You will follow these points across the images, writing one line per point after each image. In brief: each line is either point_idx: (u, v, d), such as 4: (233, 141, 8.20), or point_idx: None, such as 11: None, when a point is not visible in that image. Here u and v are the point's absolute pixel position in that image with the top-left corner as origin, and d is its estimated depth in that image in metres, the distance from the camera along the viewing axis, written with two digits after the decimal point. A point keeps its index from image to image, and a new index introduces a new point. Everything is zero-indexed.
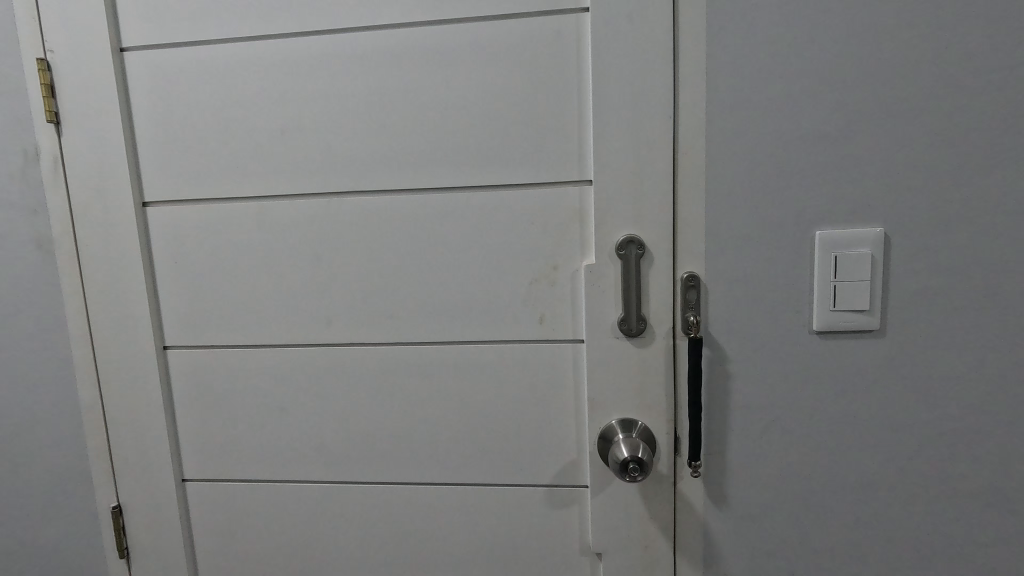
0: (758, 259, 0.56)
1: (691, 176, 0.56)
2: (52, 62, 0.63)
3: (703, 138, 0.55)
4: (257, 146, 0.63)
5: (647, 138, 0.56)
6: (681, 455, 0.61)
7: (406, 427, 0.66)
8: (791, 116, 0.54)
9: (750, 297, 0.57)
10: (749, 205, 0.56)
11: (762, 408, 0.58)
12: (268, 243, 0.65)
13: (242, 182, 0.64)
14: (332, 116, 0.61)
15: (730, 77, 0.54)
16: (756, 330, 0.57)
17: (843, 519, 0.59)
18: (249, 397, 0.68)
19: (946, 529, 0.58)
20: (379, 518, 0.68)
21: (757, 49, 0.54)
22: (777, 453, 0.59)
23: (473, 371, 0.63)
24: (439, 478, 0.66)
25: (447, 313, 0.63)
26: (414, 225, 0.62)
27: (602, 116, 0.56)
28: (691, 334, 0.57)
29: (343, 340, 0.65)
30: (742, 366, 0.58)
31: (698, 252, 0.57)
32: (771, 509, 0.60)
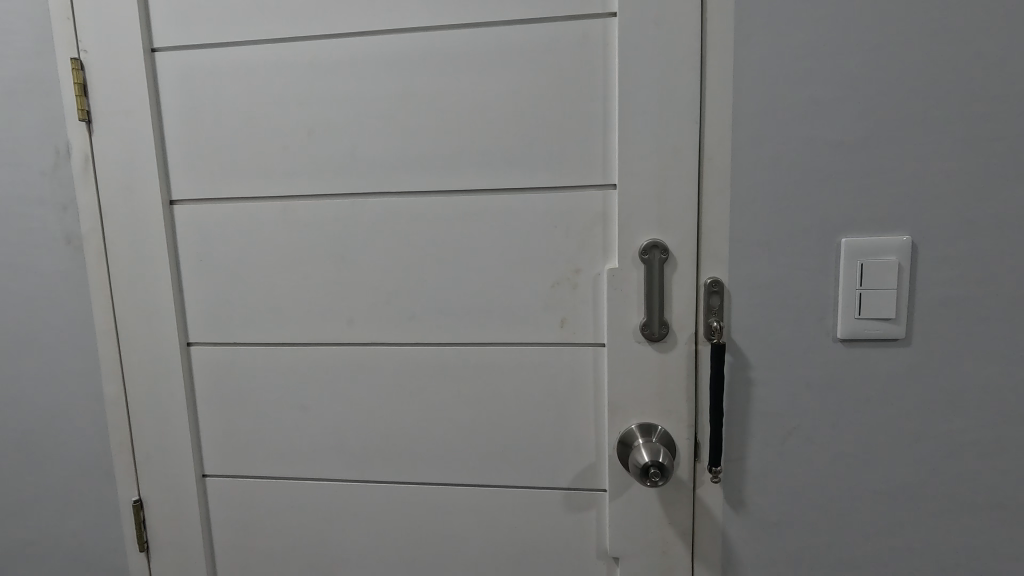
0: (783, 265, 0.56)
1: (717, 182, 0.56)
2: (86, 62, 0.64)
3: (730, 144, 0.55)
4: (284, 147, 0.64)
5: (673, 143, 0.56)
6: (701, 461, 0.60)
7: (426, 428, 0.66)
8: (819, 123, 0.54)
9: (773, 304, 0.57)
10: (774, 211, 0.56)
11: (784, 415, 0.58)
12: (292, 243, 0.65)
13: (268, 182, 0.65)
14: (359, 117, 0.62)
15: (758, 83, 0.54)
16: (779, 337, 0.57)
17: (866, 529, 0.58)
18: (271, 394, 0.69)
19: (971, 543, 0.57)
20: (397, 517, 0.68)
21: (785, 55, 0.54)
22: (799, 461, 0.59)
23: (494, 373, 0.64)
24: (457, 479, 0.66)
25: (469, 315, 0.63)
26: (437, 226, 0.62)
27: (628, 121, 0.57)
28: (713, 340, 0.57)
29: (365, 340, 0.66)
30: (764, 373, 0.58)
31: (722, 258, 0.57)
32: (792, 516, 0.59)
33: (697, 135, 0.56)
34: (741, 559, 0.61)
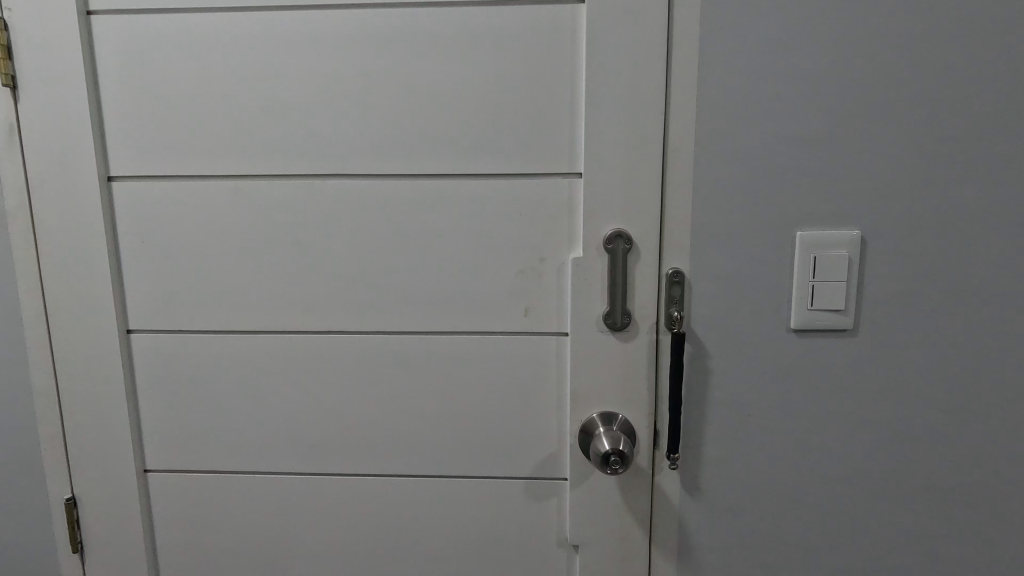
0: (742, 257, 0.58)
1: (681, 173, 0.57)
2: (10, 22, 0.59)
3: (693, 136, 0.56)
4: (235, 123, 0.60)
5: (639, 134, 0.56)
6: (660, 448, 0.61)
7: (386, 419, 0.64)
8: (778, 118, 0.55)
9: (732, 294, 0.58)
10: (734, 204, 0.57)
11: (739, 403, 0.60)
12: (244, 226, 0.62)
13: (218, 161, 0.61)
14: (316, 95, 0.59)
15: (721, 77, 0.55)
16: (737, 327, 0.59)
17: (813, 512, 0.61)
18: (219, 385, 0.65)
19: (908, 523, 0.61)
20: (354, 510, 0.66)
21: (747, 51, 0.54)
22: (752, 447, 0.60)
23: (456, 363, 0.63)
24: (418, 471, 0.65)
25: (432, 303, 0.62)
26: (399, 212, 0.61)
27: (593, 110, 0.56)
28: (674, 329, 0.58)
29: (322, 328, 0.63)
30: (721, 362, 0.59)
31: (684, 249, 0.58)
32: (745, 501, 0.61)
33: (662, 126, 0.56)
34: (697, 544, 0.62)
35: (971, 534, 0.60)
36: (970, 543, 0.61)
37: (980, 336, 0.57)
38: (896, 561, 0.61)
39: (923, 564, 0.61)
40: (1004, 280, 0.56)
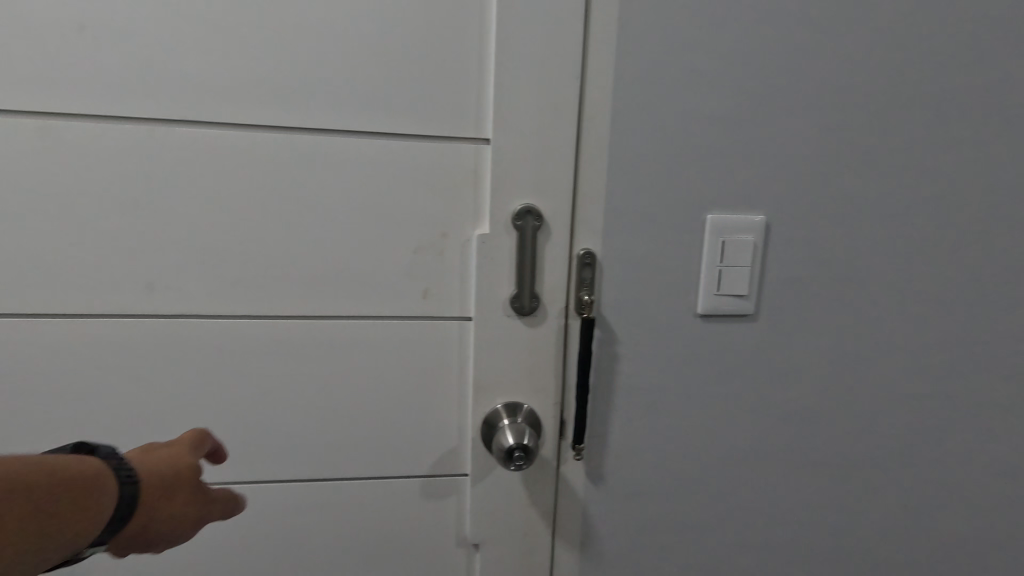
0: (654, 239, 0.55)
1: (595, 145, 0.52)
2: None
3: (609, 106, 0.52)
4: (36, 43, 0.46)
5: (552, 98, 0.51)
6: (566, 438, 0.58)
7: (256, 419, 0.55)
8: (694, 94, 0.52)
9: (642, 278, 0.56)
10: (648, 183, 0.54)
11: (645, 390, 0.58)
12: (57, 181, 0.48)
13: (10, 91, 0.46)
14: (157, 17, 0.46)
15: (640, 44, 0.51)
16: (645, 312, 0.56)
17: (711, 495, 0.62)
18: (27, 384, 0.51)
19: (793, 499, 0.63)
20: (218, 524, 0.57)
21: (667, 18, 0.51)
22: (656, 434, 0.59)
23: (342, 353, 0.54)
24: (297, 475, 0.57)
25: (312, 283, 0.53)
26: (270, 173, 0.50)
27: (503, 67, 0.50)
28: (583, 314, 0.54)
29: (170, 312, 0.52)
30: (629, 348, 0.57)
31: (596, 229, 0.54)
32: (647, 487, 0.60)
33: (577, 92, 0.51)
34: (599, 532, 0.61)
35: (846, 506, 0.65)
36: (841, 513, 0.65)
37: (862, 322, 0.60)
38: (781, 536, 0.64)
39: (802, 536, 0.65)
40: (888, 269, 0.59)
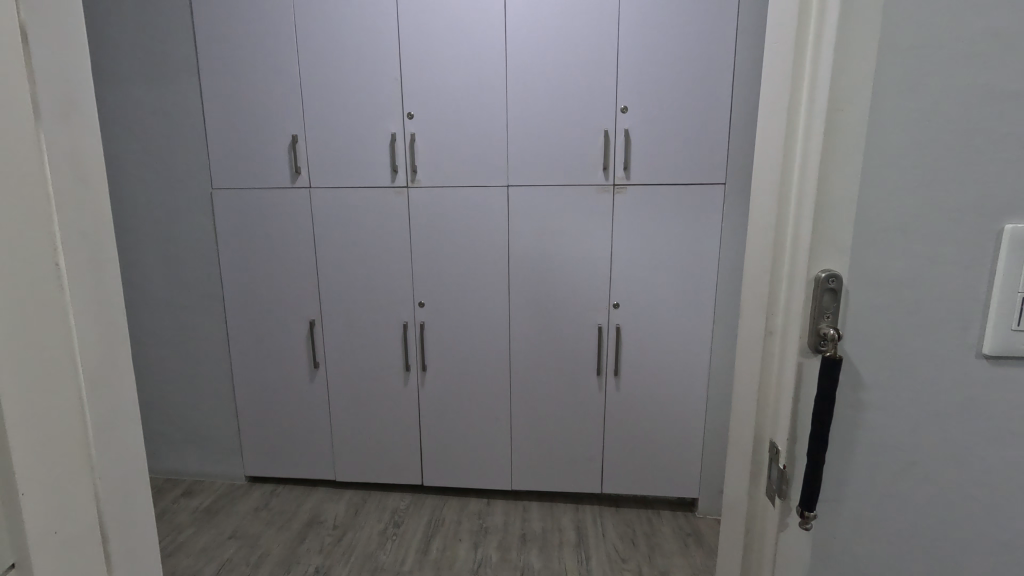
0: (888, 224, 0.61)
1: (877, 144, 0.59)
2: (35, 38, 0.61)
3: (891, 108, 0.59)
4: (59, 122, 0.64)
5: (823, 97, 0.59)
6: (800, 439, 0.67)
7: (86, 392, 0.68)
8: (923, 125, 0.59)
9: (880, 297, 0.63)
10: (879, 206, 0.61)
11: (876, 398, 0.65)
12: (88, 210, 0.69)
13: (80, 154, 0.68)
14: (15, 94, 0.57)
15: (902, 84, 0.58)
16: (875, 325, 0.63)
17: (949, 462, 0.66)
18: (111, 341, 0.73)
19: (1014, 471, 0.64)
20: (55, 508, 0.63)
21: (940, 67, 0.57)
22: (889, 437, 0.66)
23: (52, 363, 0.62)
24: (59, 479, 0.63)
25: (52, 300, 0.63)
26: (33, 211, 0.60)
27: (816, 73, 0.59)
28: (825, 351, 0.62)
29: (88, 300, 0.69)
30: (851, 356, 0.65)
31: (844, 254, 0.62)
32: (876, 480, 0.68)
33: (842, 92, 0.58)
34: (841, 486, 0.68)
35: None
36: None
37: None
38: (1016, 507, 0.66)
39: None
40: None
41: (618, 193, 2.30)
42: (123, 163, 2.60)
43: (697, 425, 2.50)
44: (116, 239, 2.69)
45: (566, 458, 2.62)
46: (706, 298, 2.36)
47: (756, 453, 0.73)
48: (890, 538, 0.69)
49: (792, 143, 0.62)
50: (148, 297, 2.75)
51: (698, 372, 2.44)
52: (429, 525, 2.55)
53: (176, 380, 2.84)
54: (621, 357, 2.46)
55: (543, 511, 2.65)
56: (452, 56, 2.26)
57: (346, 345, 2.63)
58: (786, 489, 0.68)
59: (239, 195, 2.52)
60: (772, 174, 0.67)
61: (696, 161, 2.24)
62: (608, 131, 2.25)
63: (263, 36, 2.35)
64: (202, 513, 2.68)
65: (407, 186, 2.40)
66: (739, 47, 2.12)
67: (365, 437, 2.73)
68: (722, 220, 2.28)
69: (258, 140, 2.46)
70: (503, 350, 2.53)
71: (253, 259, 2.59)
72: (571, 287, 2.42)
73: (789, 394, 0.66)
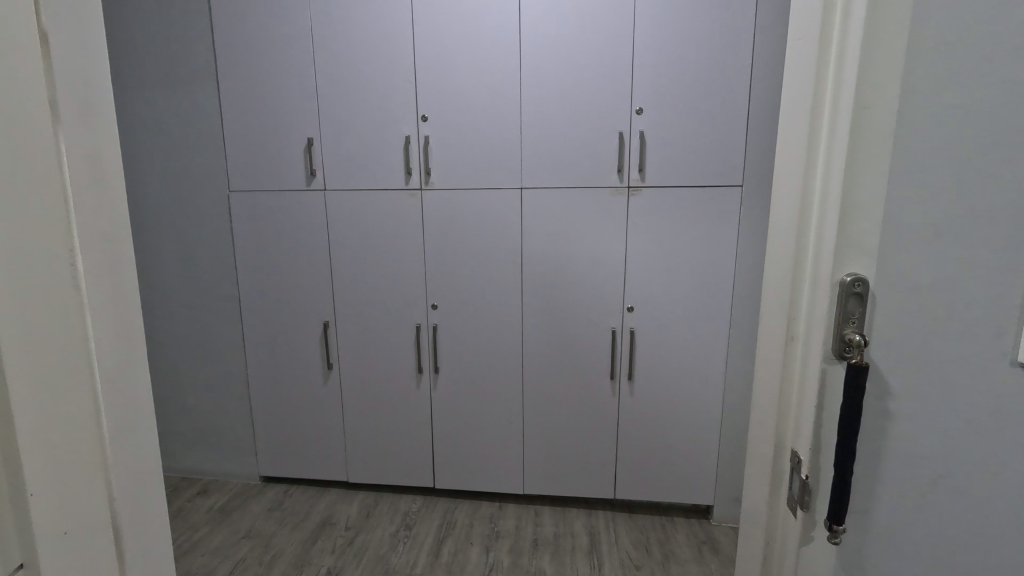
0: (917, 227, 0.59)
1: (906, 143, 0.57)
2: (59, 42, 0.62)
3: (921, 105, 0.56)
4: (81, 125, 0.65)
5: (849, 95, 0.57)
6: (824, 449, 0.65)
7: (103, 393, 0.68)
8: (954, 125, 0.57)
9: (908, 303, 0.61)
10: (908, 208, 0.59)
11: (904, 407, 0.63)
12: (107, 212, 0.70)
13: (100, 157, 0.69)
14: (39, 97, 0.58)
15: (933, 82, 0.56)
16: (903, 332, 0.61)
17: (981, 474, 0.63)
18: (128, 342, 0.74)
19: None
20: (67, 508, 0.63)
21: (972, 65, 0.55)
22: (917, 448, 0.64)
23: (68, 364, 0.63)
24: (71, 480, 0.63)
25: (71, 300, 0.63)
26: (55, 212, 0.61)
27: (841, 71, 0.57)
28: (851, 359, 0.60)
29: (106, 301, 0.69)
30: (877, 363, 0.63)
31: (870, 258, 0.59)
32: (904, 492, 0.65)
33: (869, 90, 0.56)
34: (866, 497, 0.66)
35: None
36: None
37: None
38: None
39: None
40: None
41: (632, 196, 2.27)
42: (144, 166, 2.64)
43: (713, 431, 2.46)
44: (136, 240, 2.74)
45: (578, 463, 2.59)
46: (722, 302, 2.32)
47: (777, 463, 0.70)
48: (918, 553, 0.67)
49: (815, 143, 0.61)
50: (166, 298, 2.79)
51: (714, 377, 2.40)
52: (440, 528, 2.54)
53: (193, 380, 2.88)
54: (635, 361, 2.43)
55: (555, 516, 2.62)
56: (466, 58, 2.26)
57: (360, 346, 2.64)
58: (809, 501, 0.66)
59: (255, 197, 2.55)
60: (793, 175, 0.65)
61: (712, 162, 2.20)
62: (623, 133, 2.23)
63: (280, 40, 2.38)
64: (216, 512, 2.70)
65: (421, 189, 2.41)
66: (757, 47, 2.09)
67: (377, 439, 2.74)
68: (739, 223, 2.24)
69: (274, 143, 2.48)
70: (515, 353, 2.52)
71: (269, 261, 2.62)
72: (584, 290, 2.40)
73: (812, 402, 0.64)
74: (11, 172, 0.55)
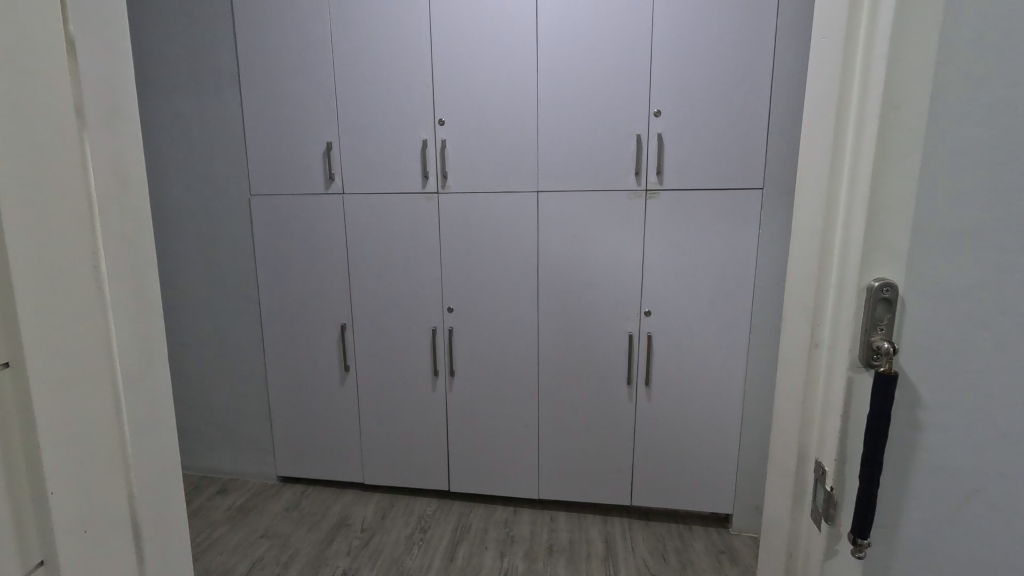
0: (949, 230, 0.57)
1: (938, 144, 0.55)
2: (84, 49, 0.63)
3: (954, 104, 0.54)
4: (106, 131, 0.67)
5: (877, 94, 0.55)
6: (850, 461, 0.62)
7: (125, 394, 0.70)
8: (986, 124, 0.55)
9: (939, 310, 0.58)
10: (940, 211, 0.56)
11: (935, 418, 0.61)
12: (131, 214, 0.71)
13: (125, 161, 0.70)
14: (65, 102, 0.59)
15: (965, 81, 0.54)
16: (935, 339, 0.59)
17: (1017, 489, 0.60)
18: (151, 344, 0.75)
19: None
20: (88, 508, 0.64)
21: (1004, 61, 0.53)
22: (949, 461, 0.61)
23: (92, 365, 0.64)
24: (93, 479, 0.64)
25: (95, 301, 0.64)
26: (79, 216, 0.62)
27: (869, 70, 0.55)
28: (879, 368, 0.58)
29: (130, 303, 0.70)
30: (906, 372, 0.60)
31: (899, 263, 0.57)
32: (935, 508, 0.63)
33: (898, 91, 0.54)
34: (896, 512, 0.63)
35: None
36: None
37: None
38: None
39: None
40: None
41: (650, 199, 2.25)
42: (169, 171, 2.70)
43: (732, 438, 2.41)
44: (160, 243, 2.80)
45: (594, 469, 2.56)
46: (743, 306, 2.28)
47: (801, 473, 0.68)
48: (950, 570, 0.64)
49: (841, 145, 0.59)
50: (189, 300, 2.84)
51: (733, 384, 2.36)
52: (455, 532, 2.54)
53: (213, 381, 2.93)
54: (652, 366, 2.41)
55: (571, 522, 2.60)
56: (483, 62, 2.26)
57: (376, 349, 2.66)
58: (835, 514, 0.64)
59: (276, 201, 2.59)
60: (818, 178, 0.63)
61: (732, 165, 2.17)
62: (640, 136, 2.21)
63: (300, 47, 2.41)
64: (235, 511, 2.74)
65: (438, 192, 2.42)
66: (779, 47, 2.05)
67: (393, 441, 2.75)
68: (759, 226, 2.20)
69: (294, 148, 2.52)
70: (531, 357, 2.51)
71: (288, 264, 2.66)
72: (601, 295, 2.38)
73: (838, 412, 0.62)
74: (36, 176, 0.56)
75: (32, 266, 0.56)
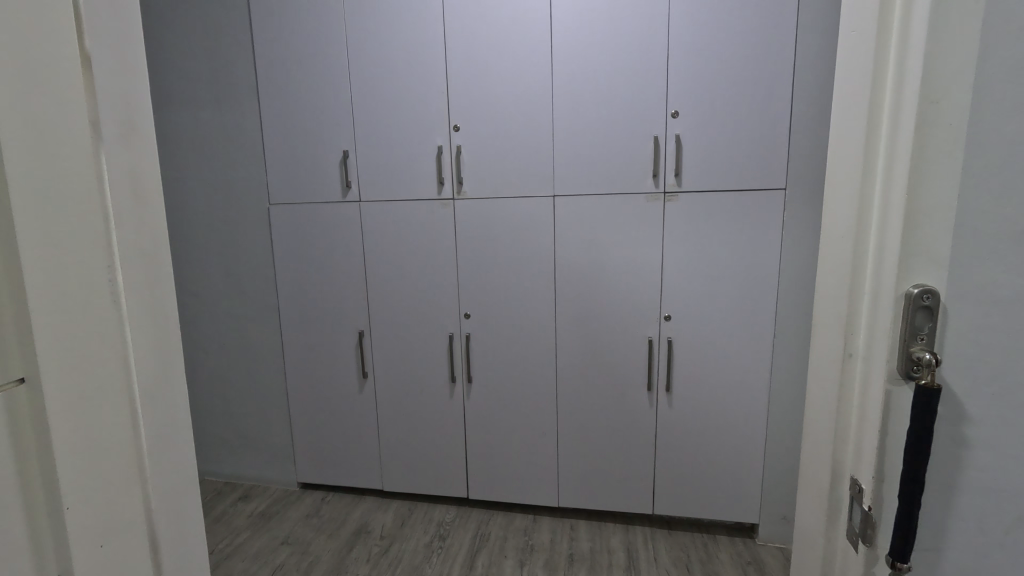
0: (993, 232, 0.53)
1: (982, 140, 0.51)
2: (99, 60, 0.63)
3: (998, 97, 0.51)
4: (121, 141, 0.67)
5: (913, 89, 0.51)
6: (889, 478, 0.58)
7: (141, 406, 0.69)
8: None
9: (984, 317, 0.54)
10: (984, 212, 0.53)
11: (977, 431, 0.57)
12: (148, 226, 0.72)
13: (141, 173, 0.70)
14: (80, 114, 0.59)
15: (1011, 71, 0.50)
16: (978, 348, 0.55)
17: None
18: (169, 357, 0.75)
19: None
20: (104, 524, 0.63)
21: None
22: (994, 478, 0.57)
23: (109, 378, 0.64)
24: (108, 494, 0.64)
25: (112, 314, 0.64)
26: (95, 229, 0.62)
27: (905, 62, 0.52)
28: (920, 380, 0.54)
29: (147, 316, 0.70)
30: (947, 383, 0.57)
31: (940, 268, 0.54)
32: (981, 528, 0.58)
33: (938, 85, 0.50)
34: (940, 532, 0.59)
35: None
36: None
37: None
38: None
39: None
40: None
41: (669, 201, 2.21)
42: (190, 182, 2.75)
43: (757, 445, 2.34)
44: (183, 252, 2.85)
45: (615, 477, 2.52)
46: (766, 309, 2.22)
47: (835, 491, 0.64)
48: None
49: (874, 144, 0.56)
50: (210, 308, 2.88)
51: (757, 389, 2.29)
52: (474, 540, 2.51)
53: (234, 388, 2.96)
54: (673, 371, 2.36)
55: (592, 531, 2.55)
56: (498, 67, 2.25)
57: (394, 356, 2.66)
58: (872, 535, 0.60)
59: (293, 209, 2.61)
60: (850, 179, 0.60)
61: (753, 165, 2.12)
62: (658, 138, 2.17)
63: (317, 57, 2.44)
64: (257, 518, 2.76)
65: (453, 199, 2.42)
66: (801, 43, 2.00)
67: (412, 448, 2.74)
68: (783, 226, 2.14)
69: (311, 156, 2.54)
70: (549, 362, 2.48)
71: (307, 272, 2.68)
72: (619, 299, 2.34)
73: (875, 425, 0.58)
74: (51, 189, 0.56)
75: (48, 281, 0.56)
